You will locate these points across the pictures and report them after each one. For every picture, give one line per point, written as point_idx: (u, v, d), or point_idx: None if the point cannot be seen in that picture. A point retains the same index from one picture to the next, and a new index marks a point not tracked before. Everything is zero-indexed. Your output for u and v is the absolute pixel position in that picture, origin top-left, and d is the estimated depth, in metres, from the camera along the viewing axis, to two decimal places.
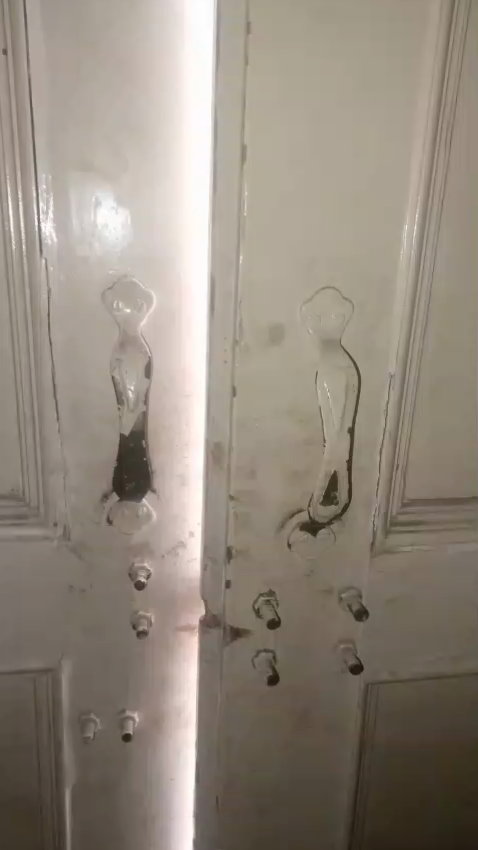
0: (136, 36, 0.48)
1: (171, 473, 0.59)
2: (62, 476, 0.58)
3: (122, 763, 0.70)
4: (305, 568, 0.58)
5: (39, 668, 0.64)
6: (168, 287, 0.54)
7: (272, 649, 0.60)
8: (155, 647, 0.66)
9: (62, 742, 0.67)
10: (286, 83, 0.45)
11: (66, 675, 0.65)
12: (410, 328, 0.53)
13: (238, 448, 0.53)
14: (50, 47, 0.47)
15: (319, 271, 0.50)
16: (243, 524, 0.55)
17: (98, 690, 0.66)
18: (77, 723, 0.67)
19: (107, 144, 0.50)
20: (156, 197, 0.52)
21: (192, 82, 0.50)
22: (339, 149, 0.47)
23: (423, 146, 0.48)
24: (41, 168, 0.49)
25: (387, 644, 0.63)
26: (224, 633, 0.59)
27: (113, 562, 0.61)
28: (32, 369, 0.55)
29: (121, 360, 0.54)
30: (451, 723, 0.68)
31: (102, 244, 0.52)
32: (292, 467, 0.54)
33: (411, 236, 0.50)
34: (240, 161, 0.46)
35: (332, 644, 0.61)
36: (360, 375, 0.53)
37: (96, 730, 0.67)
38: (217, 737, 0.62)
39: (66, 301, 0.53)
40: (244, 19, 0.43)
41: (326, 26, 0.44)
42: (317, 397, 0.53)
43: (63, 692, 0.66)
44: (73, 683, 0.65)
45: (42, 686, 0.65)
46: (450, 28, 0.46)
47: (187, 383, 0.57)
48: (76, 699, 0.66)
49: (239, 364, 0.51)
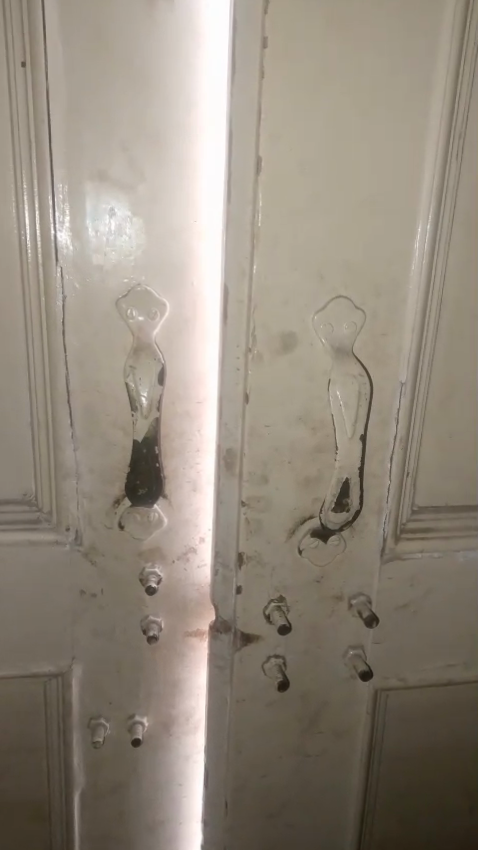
0: (153, 47, 0.49)
1: (183, 479, 0.60)
2: (75, 481, 0.59)
3: (131, 767, 0.70)
4: (316, 574, 0.58)
5: (50, 673, 0.64)
6: (182, 295, 0.55)
7: (282, 654, 0.60)
8: (165, 652, 0.66)
9: (72, 746, 0.68)
10: (300, 93, 0.45)
11: (76, 679, 0.65)
12: (421, 336, 0.53)
13: (250, 455, 0.54)
14: (68, 58, 0.48)
15: (331, 280, 0.50)
16: (254, 530, 0.56)
17: (108, 694, 0.67)
18: (87, 727, 0.67)
19: (123, 154, 0.50)
20: (171, 206, 0.52)
21: (207, 92, 0.50)
22: (352, 159, 0.47)
23: (435, 156, 0.49)
24: (58, 177, 0.50)
25: (396, 650, 0.63)
26: (235, 638, 0.59)
27: (125, 567, 0.62)
28: (46, 375, 0.55)
29: (135, 367, 0.55)
30: (460, 729, 0.68)
31: (117, 251, 0.53)
32: (304, 474, 0.55)
33: (423, 245, 0.51)
34: (255, 171, 0.47)
35: (342, 650, 0.61)
36: (372, 383, 0.53)
37: (106, 734, 0.68)
38: (227, 742, 0.62)
39: (80, 308, 0.54)
40: (260, 32, 0.44)
41: (340, 39, 0.45)
42: (329, 404, 0.53)
43: (74, 696, 0.66)
44: (83, 687, 0.66)
45: (52, 690, 0.65)
46: (462, 41, 0.46)
47: (199, 389, 0.58)
48: (86, 703, 0.66)
49: (252, 371, 0.51)
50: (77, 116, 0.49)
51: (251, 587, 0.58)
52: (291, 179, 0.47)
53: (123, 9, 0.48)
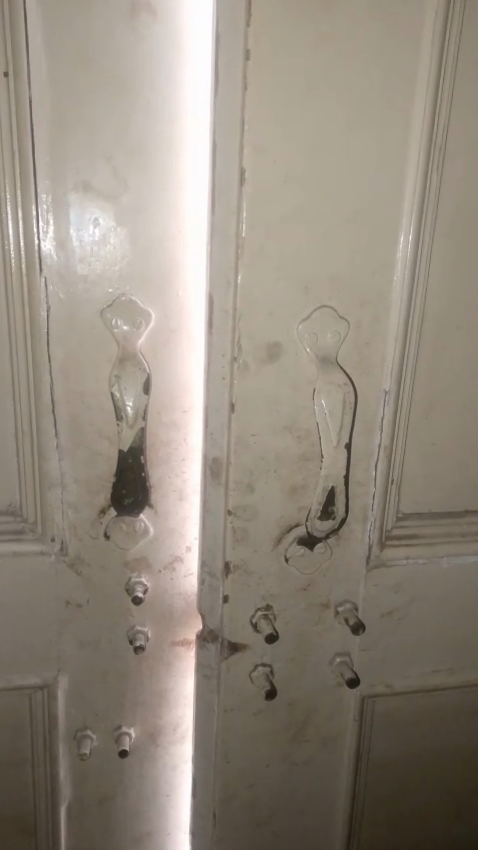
0: (136, 58, 0.49)
1: (169, 488, 0.60)
2: (60, 491, 0.58)
3: (118, 778, 0.69)
4: (303, 582, 0.58)
5: (35, 685, 0.63)
6: (167, 304, 0.55)
7: (269, 662, 0.60)
8: (152, 662, 0.66)
9: (58, 758, 0.67)
10: (284, 106, 0.46)
11: (62, 691, 0.65)
12: (404, 345, 0.54)
13: (236, 464, 0.54)
14: (52, 70, 0.48)
15: (315, 290, 0.50)
16: (241, 539, 0.56)
17: (94, 704, 0.66)
18: (73, 738, 0.67)
19: (107, 164, 0.50)
20: (154, 215, 0.53)
21: (192, 103, 0.51)
22: (335, 171, 0.48)
23: (417, 167, 0.49)
24: (41, 187, 0.50)
25: (382, 657, 0.63)
26: (222, 647, 0.59)
27: (111, 576, 0.62)
28: (31, 385, 0.55)
29: (120, 377, 0.55)
30: (447, 734, 0.69)
31: (101, 262, 0.53)
32: (290, 482, 0.55)
33: (405, 254, 0.51)
34: (239, 181, 0.47)
35: (329, 657, 0.62)
36: (357, 392, 0.54)
37: (92, 745, 0.67)
38: (214, 752, 0.62)
39: (65, 317, 0.53)
40: (243, 46, 0.44)
41: (323, 53, 0.45)
42: (314, 413, 0.53)
43: (60, 708, 0.65)
44: (69, 699, 0.65)
45: (37, 702, 0.64)
46: (442, 57, 0.47)
47: (185, 398, 0.58)
48: (72, 715, 0.66)
49: (238, 380, 0.51)
50: (60, 127, 0.49)
51: (238, 596, 0.58)
52: (275, 190, 0.47)
53: (107, 20, 0.48)
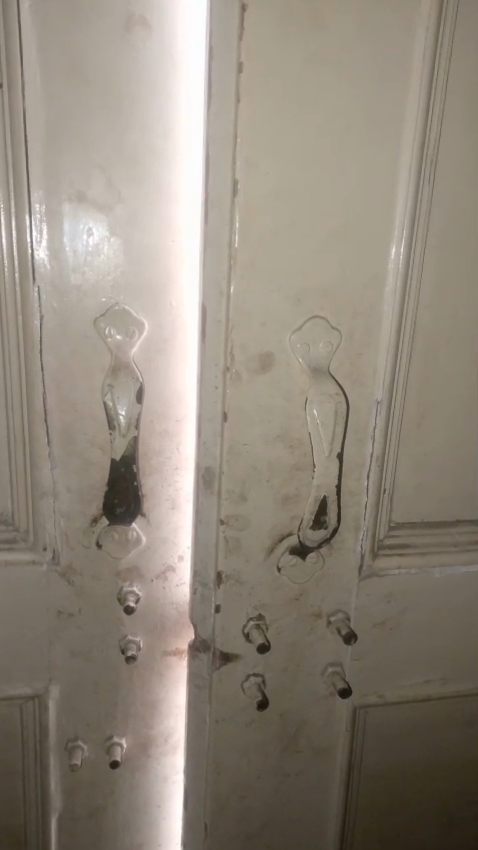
0: (131, 72, 0.49)
1: (162, 497, 0.60)
2: (52, 501, 0.58)
3: (109, 788, 0.69)
4: (295, 592, 0.58)
5: (26, 695, 0.63)
6: (160, 314, 0.55)
7: (261, 673, 0.60)
8: (144, 672, 0.66)
9: (49, 769, 0.66)
10: (276, 120, 0.46)
11: (53, 701, 0.64)
12: (396, 355, 0.54)
13: (228, 474, 0.54)
14: (46, 83, 0.48)
15: (307, 301, 0.51)
16: (233, 549, 0.56)
17: (85, 715, 0.66)
18: (64, 749, 0.66)
19: (100, 175, 0.51)
20: (149, 226, 0.53)
21: (187, 117, 0.51)
22: (327, 184, 0.48)
23: (409, 182, 0.50)
24: (35, 196, 0.50)
25: (375, 667, 0.63)
26: (214, 658, 0.59)
27: (103, 586, 0.61)
28: (24, 394, 0.55)
29: (113, 386, 0.55)
30: (440, 745, 0.69)
31: (95, 271, 0.53)
32: (282, 492, 0.55)
33: (397, 267, 0.52)
34: (232, 194, 0.47)
35: (321, 668, 0.61)
36: (349, 402, 0.54)
37: (84, 756, 0.67)
38: (205, 762, 0.62)
39: (58, 326, 0.54)
40: (235, 60, 0.45)
41: (314, 68, 0.46)
42: (307, 423, 0.53)
43: (51, 718, 0.65)
44: (60, 709, 0.65)
45: (28, 712, 0.64)
46: (432, 75, 0.48)
47: (179, 408, 0.58)
48: (63, 726, 0.66)
49: (230, 389, 0.52)
50: (55, 138, 0.49)
51: (230, 607, 0.57)
52: (267, 203, 0.48)
53: (102, 34, 0.48)
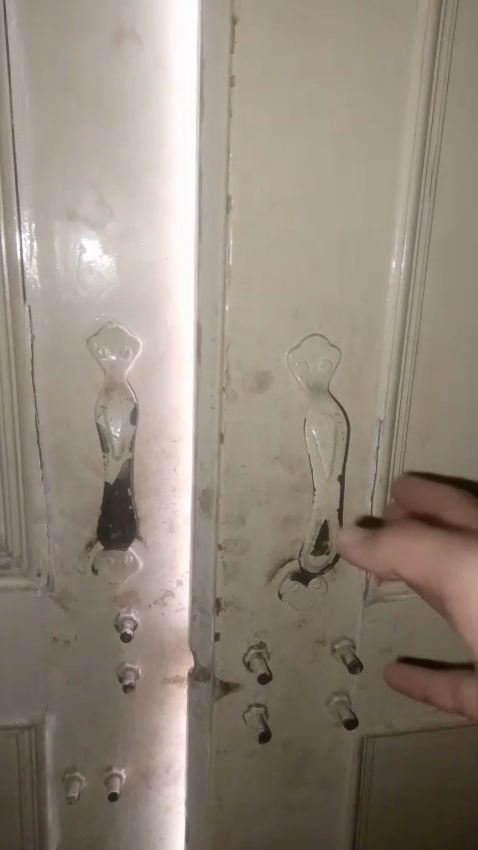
0: (122, 86, 0.48)
1: (159, 520, 0.58)
2: (46, 525, 0.57)
3: (109, 819, 0.67)
4: (297, 620, 0.56)
5: (22, 724, 0.61)
6: (154, 332, 0.54)
7: (263, 703, 0.58)
8: (143, 699, 0.64)
9: (46, 800, 0.64)
10: (270, 134, 0.45)
11: (50, 730, 0.62)
12: (399, 372, 0.52)
13: (226, 497, 0.52)
14: (35, 98, 0.47)
15: (305, 319, 0.49)
16: (232, 575, 0.53)
17: (83, 744, 0.64)
18: (62, 780, 0.64)
19: (91, 192, 0.49)
20: (141, 241, 0.52)
21: (178, 129, 0.50)
22: (324, 198, 0.47)
23: (409, 195, 0.48)
24: (26, 213, 0.49)
25: (383, 697, 0.60)
26: (214, 687, 0.56)
27: (99, 612, 0.60)
28: (16, 417, 0.54)
29: (106, 407, 0.53)
30: (452, 776, 0.66)
31: (88, 290, 0.52)
32: (282, 515, 0.53)
33: (397, 281, 0.50)
34: (225, 211, 0.46)
35: (326, 698, 0.59)
36: (349, 422, 0.52)
37: (82, 786, 0.65)
38: (207, 795, 0.60)
39: (51, 346, 0.52)
40: (227, 71, 0.43)
41: (309, 79, 0.44)
42: (306, 444, 0.51)
43: (48, 748, 0.63)
44: (58, 739, 0.63)
45: (25, 742, 0.62)
46: (432, 84, 0.46)
47: (175, 428, 0.56)
48: (60, 756, 0.64)
49: (226, 410, 0.50)
50: (44, 155, 0.48)
51: (230, 635, 0.55)
52: (262, 218, 0.46)
53: (92, 47, 0.47)
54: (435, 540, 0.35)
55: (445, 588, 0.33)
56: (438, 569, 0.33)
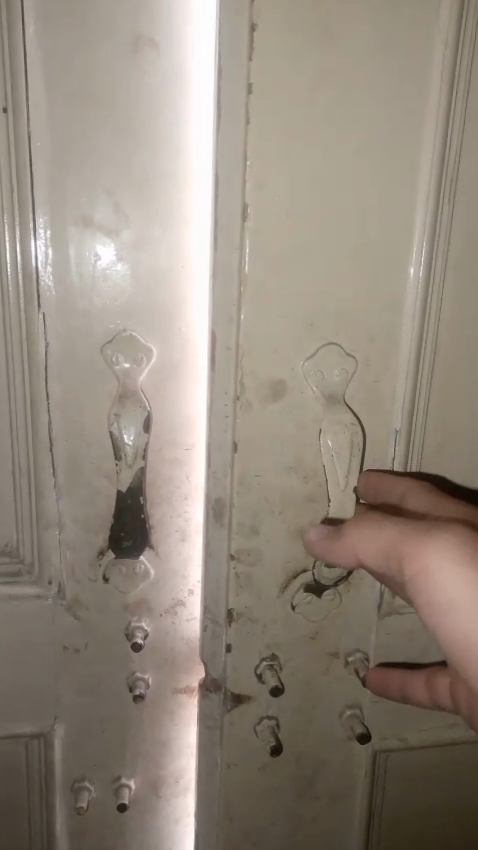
0: (138, 93, 0.48)
1: (171, 528, 0.58)
2: (58, 532, 0.56)
3: (117, 827, 0.66)
4: (310, 632, 0.55)
5: (31, 733, 0.61)
6: (168, 339, 0.53)
7: (275, 715, 0.57)
8: (153, 709, 0.63)
9: (55, 810, 0.64)
10: (288, 141, 0.44)
11: (59, 738, 0.62)
12: (415, 381, 0.52)
13: (239, 507, 0.51)
14: (52, 106, 0.47)
15: (321, 327, 0.49)
16: (245, 587, 0.53)
17: (92, 753, 0.63)
18: (70, 789, 0.64)
19: (106, 199, 0.49)
20: (155, 247, 0.51)
21: (194, 135, 0.50)
22: (342, 205, 0.46)
23: (427, 204, 0.48)
24: (41, 220, 0.49)
25: (396, 711, 0.59)
26: (225, 699, 0.56)
27: (110, 621, 0.59)
28: (29, 424, 0.53)
29: (120, 415, 0.53)
30: (466, 791, 0.64)
31: (102, 297, 0.51)
32: (296, 525, 0.52)
33: (415, 289, 0.49)
34: (242, 218, 0.46)
35: (338, 711, 0.58)
36: (365, 431, 0.52)
37: (91, 795, 0.64)
38: (217, 808, 0.59)
39: (65, 354, 0.52)
40: (245, 78, 0.43)
41: (329, 86, 0.44)
42: (321, 454, 0.51)
43: (57, 757, 0.63)
44: (67, 747, 0.63)
45: (34, 750, 0.62)
46: (452, 91, 0.46)
47: (189, 436, 0.56)
48: (69, 765, 0.63)
49: (241, 419, 0.49)
50: (60, 162, 0.48)
51: (242, 646, 0.54)
52: (278, 226, 0.46)
53: (109, 54, 0.47)
54: (397, 523, 0.38)
55: (406, 565, 0.35)
56: (400, 547, 0.36)
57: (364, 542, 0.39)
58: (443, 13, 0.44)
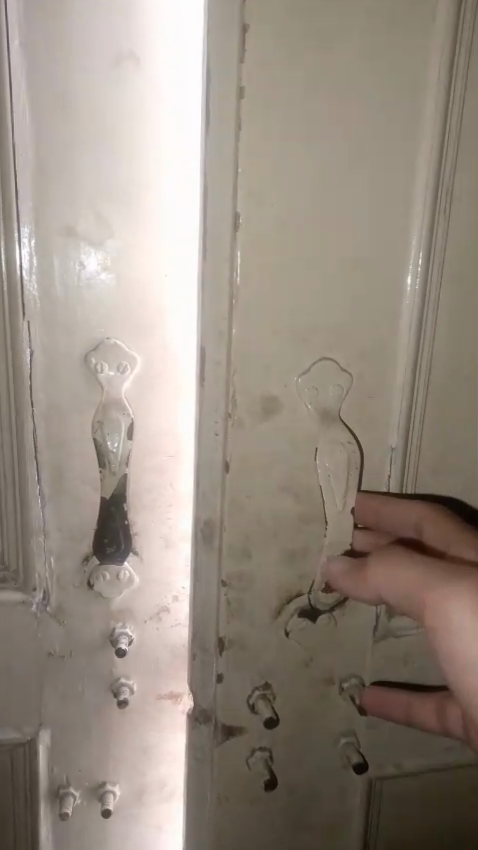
0: (121, 95, 0.45)
1: (154, 536, 0.55)
2: (43, 539, 0.53)
3: (102, 838, 0.64)
4: (303, 658, 0.53)
5: (15, 740, 0.58)
6: (152, 349, 0.51)
7: (268, 747, 0.54)
8: (136, 714, 0.60)
9: (39, 819, 0.61)
10: (281, 149, 0.42)
11: (44, 744, 0.59)
12: (412, 398, 0.50)
13: (230, 528, 0.49)
14: (36, 110, 0.44)
15: (315, 342, 0.47)
16: (236, 613, 0.50)
17: (78, 759, 0.60)
18: (54, 796, 0.61)
19: (90, 207, 0.46)
20: (137, 253, 0.48)
21: (164, 134, 0.46)
22: (337, 215, 0.44)
23: (421, 220, 0.46)
24: (25, 227, 0.46)
25: (392, 738, 0.57)
26: (216, 730, 0.53)
27: (94, 627, 0.56)
28: (13, 437, 0.50)
29: (103, 423, 0.50)
30: (462, 816, 0.62)
31: (86, 308, 0.49)
32: (290, 547, 0.50)
33: (412, 303, 0.47)
34: (234, 229, 0.43)
35: (333, 739, 0.56)
36: (361, 449, 0.50)
37: (76, 802, 0.61)
38: (207, 841, 0.56)
39: (50, 366, 0.49)
40: (236, 82, 0.41)
41: (323, 91, 0.42)
42: (317, 473, 0.49)
43: (40, 767, 0.60)
44: (52, 755, 0.60)
45: (18, 757, 0.59)
46: (448, 97, 0.44)
47: (168, 445, 0.53)
48: (54, 772, 0.60)
49: (232, 436, 0.47)
50: (43, 168, 0.45)
51: (234, 675, 0.52)
52: (270, 238, 0.44)
53: (93, 50, 0.44)
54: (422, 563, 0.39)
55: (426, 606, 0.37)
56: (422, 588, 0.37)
57: (387, 577, 0.40)
58: (439, 17, 0.43)
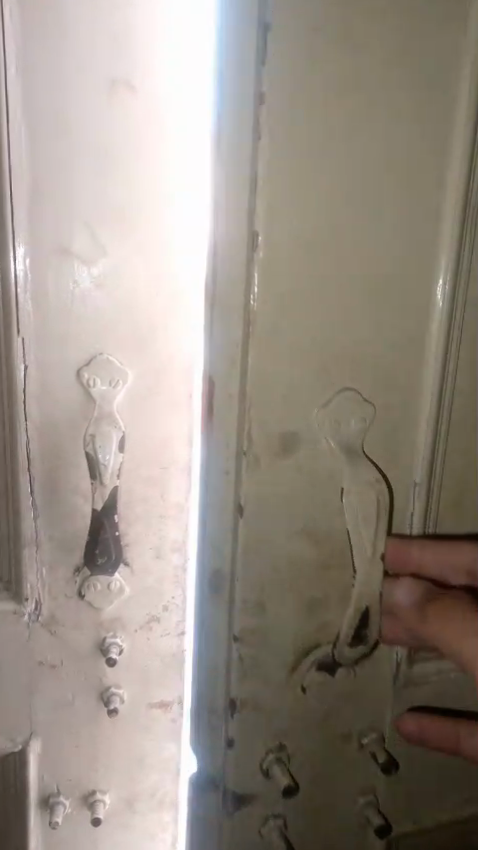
0: (117, 89, 0.37)
1: (144, 546, 0.48)
2: (35, 551, 0.46)
3: None
4: (321, 715, 0.48)
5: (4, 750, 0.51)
6: (147, 366, 0.44)
7: (282, 814, 0.50)
8: (131, 725, 0.53)
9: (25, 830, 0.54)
10: (301, 162, 0.38)
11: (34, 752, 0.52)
12: (436, 434, 0.46)
13: (243, 577, 0.44)
14: (25, 100, 0.36)
15: (336, 373, 0.43)
16: (249, 670, 0.46)
17: (69, 769, 0.53)
18: (43, 804, 0.54)
19: (86, 225, 0.39)
20: (137, 270, 0.41)
21: (157, 134, 0.39)
22: (360, 236, 0.41)
23: (450, 244, 0.42)
24: (19, 243, 0.39)
25: (412, 793, 0.53)
26: (225, 798, 0.48)
27: (86, 638, 0.49)
28: (5, 446, 0.43)
29: (95, 435, 0.44)
30: None
31: (81, 335, 0.42)
32: (308, 594, 0.46)
33: (439, 332, 0.43)
34: (251, 252, 0.39)
35: (352, 797, 0.51)
36: (391, 488, 0.46)
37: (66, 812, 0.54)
38: None
39: (44, 393, 0.42)
40: (255, 89, 0.36)
41: (349, 100, 0.38)
42: (344, 515, 0.45)
43: (28, 786, 0.53)
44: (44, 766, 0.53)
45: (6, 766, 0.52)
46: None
47: (159, 456, 0.46)
48: (44, 779, 0.53)
49: (246, 476, 0.42)
50: (33, 174, 0.37)
51: (245, 739, 0.47)
52: (289, 262, 0.40)
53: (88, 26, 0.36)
54: None
55: None
56: None
57: None
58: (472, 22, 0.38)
